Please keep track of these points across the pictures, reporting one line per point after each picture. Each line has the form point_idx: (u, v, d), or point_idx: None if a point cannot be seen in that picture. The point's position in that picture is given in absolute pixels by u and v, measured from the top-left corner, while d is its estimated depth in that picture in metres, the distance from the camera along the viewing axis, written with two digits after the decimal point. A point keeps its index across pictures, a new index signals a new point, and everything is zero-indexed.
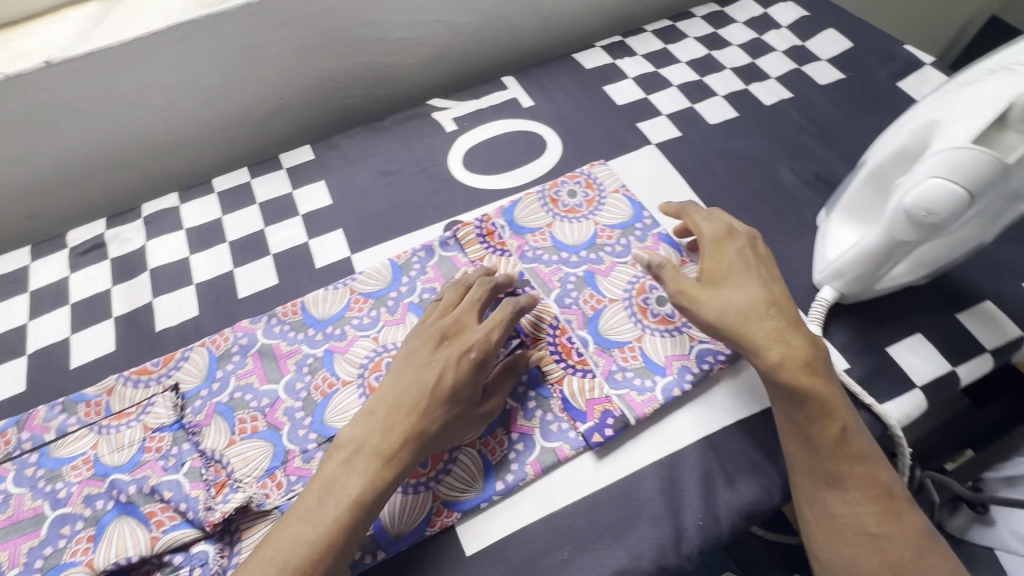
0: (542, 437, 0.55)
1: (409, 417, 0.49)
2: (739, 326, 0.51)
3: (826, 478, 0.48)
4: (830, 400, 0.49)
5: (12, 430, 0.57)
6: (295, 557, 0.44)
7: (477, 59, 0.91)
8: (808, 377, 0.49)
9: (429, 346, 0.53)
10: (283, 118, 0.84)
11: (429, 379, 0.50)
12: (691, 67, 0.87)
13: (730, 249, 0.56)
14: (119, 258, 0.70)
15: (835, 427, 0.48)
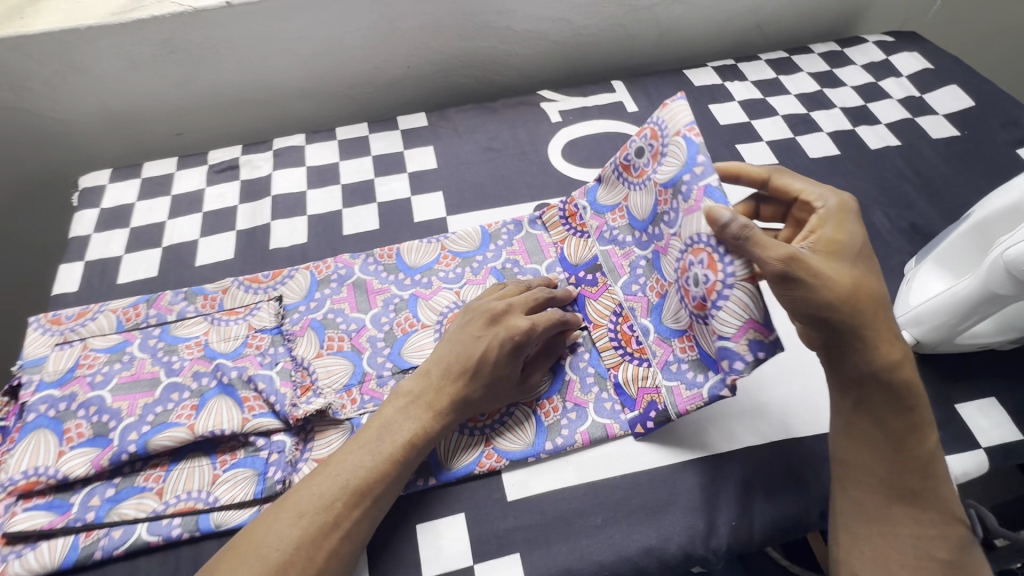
0: (594, 412, 0.58)
1: (455, 381, 0.53)
2: (869, 310, 0.47)
3: (907, 494, 0.47)
4: (929, 417, 0.49)
5: (143, 305, 0.66)
6: (356, 479, 0.49)
7: (591, 60, 0.95)
8: (916, 387, 0.48)
9: (481, 321, 0.56)
10: (405, 85, 0.91)
11: (473, 353, 0.54)
12: (801, 100, 0.87)
13: (854, 228, 0.51)
14: (248, 181, 0.80)
15: (928, 443, 0.48)
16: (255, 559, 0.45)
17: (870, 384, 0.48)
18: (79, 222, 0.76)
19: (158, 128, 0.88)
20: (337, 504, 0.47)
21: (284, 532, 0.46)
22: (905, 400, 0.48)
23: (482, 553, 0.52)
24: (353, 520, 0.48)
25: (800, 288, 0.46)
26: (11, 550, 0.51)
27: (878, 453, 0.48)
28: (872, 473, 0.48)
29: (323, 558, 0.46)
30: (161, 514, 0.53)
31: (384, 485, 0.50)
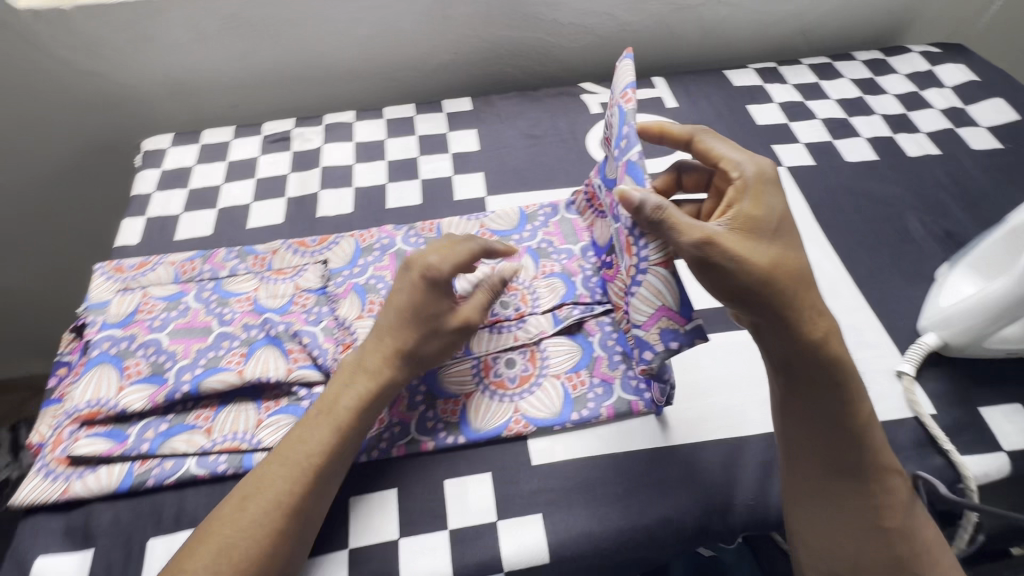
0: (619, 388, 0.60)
1: (393, 334, 0.55)
2: (792, 287, 0.47)
3: (840, 471, 0.50)
4: (858, 388, 0.50)
5: (198, 261, 0.70)
6: (320, 437, 0.52)
7: (633, 57, 0.97)
8: (840, 359, 0.49)
9: (410, 275, 0.56)
10: (451, 71, 0.95)
11: (410, 305, 0.55)
12: (841, 105, 0.88)
13: (772, 196, 0.51)
14: (299, 152, 0.84)
15: (863, 415, 0.50)
16: (245, 521, 0.48)
17: (795, 365, 0.50)
18: (142, 181, 0.81)
19: (217, 100, 0.93)
20: (307, 459, 0.51)
21: (268, 492, 0.49)
22: (837, 376, 0.49)
23: (506, 511, 0.55)
24: (328, 473, 0.51)
25: (717, 269, 0.47)
26: (74, 471, 0.56)
27: (814, 433, 0.51)
28: (812, 454, 0.51)
29: (308, 509, 0.50)
30: (208, 450, 0.57)
31: (349, 439, 0.53)
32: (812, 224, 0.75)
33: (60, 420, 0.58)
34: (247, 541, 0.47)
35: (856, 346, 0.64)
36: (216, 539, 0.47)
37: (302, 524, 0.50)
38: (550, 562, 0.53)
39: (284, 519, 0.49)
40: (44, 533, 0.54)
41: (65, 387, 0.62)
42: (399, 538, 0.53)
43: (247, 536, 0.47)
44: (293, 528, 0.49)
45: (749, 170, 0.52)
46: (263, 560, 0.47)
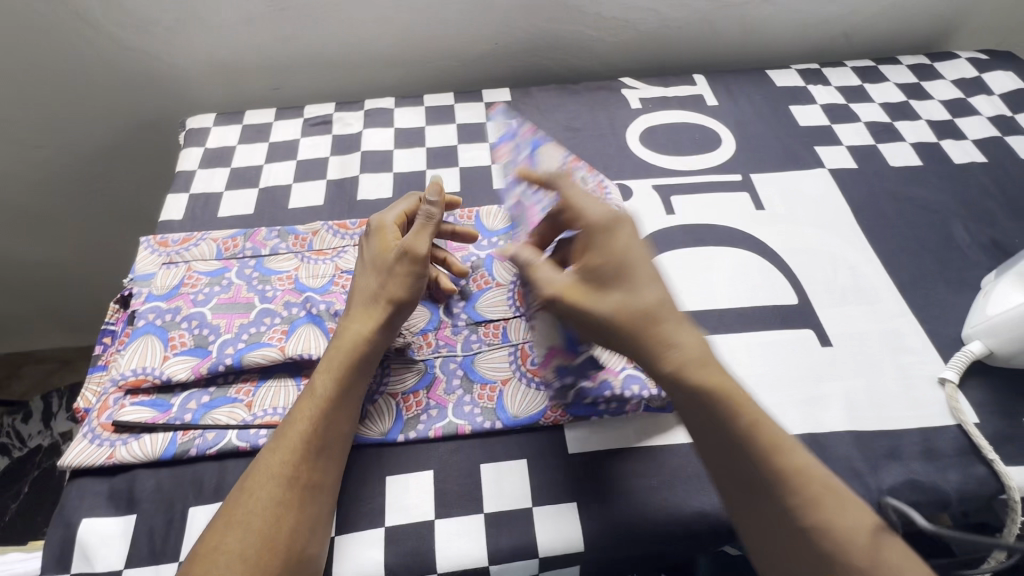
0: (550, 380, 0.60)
1: (349, 307, 0.57)
2: (639, 326, 0.50)
3: (754, 485, 0.47)
4: (733, 391, 0.49)
5: (240, 238, 0.71)
6: (295, 423, 0.52)
7: (672, 54, 0.97)
8: (706, 374, 0.49)
9: (360, 253, 0.61)
10: (490, 61, 0.95)
11: (365, 277, 0.59)
12: (885, 109, 0.87)
13: (614, 240, 0.52)
14: (339, 136, 0.84)
15: (741, 421, 0.48)
16: (245, 499, 0.48)
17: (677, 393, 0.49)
18: (186, 158, 0.82)
19: (258, 83, 0.94)
20: (288, 432, 0.51)
21: (263, 470, 0.49)
22: (703, 394, 0.48)
23: (541, 498, 0.55)
24: (317, 443, 0.51)
25: (569, 319, 0.51)
26: (119, 437, 0.57)
27: (714, 457, 0.48)
28: (724, 478, 0.48)
29: (306, 482, 0.50)
30: (249, 424, 0.57)
31: (333, 408, 0.53)
32: (854, 227, 0.74)
33: (106, 386, 0.60)
34: (251, 518, 0.47)
35: (898, 351, 0.63)
36: (222, 522, 0.47)
37: (304, 496, 0.49)
38: (585, 550, 0.53)
39: (283, 493, 0.48)
40: (90, 495, 0.55)
41: (111, 355, 0.64)
42: (435, 519, 0.54)
43: (252, 514, 0.47)
44: (295, 500, 0.48)
45: (593, 218, 0.53)
46: (269, 535, 0.46)
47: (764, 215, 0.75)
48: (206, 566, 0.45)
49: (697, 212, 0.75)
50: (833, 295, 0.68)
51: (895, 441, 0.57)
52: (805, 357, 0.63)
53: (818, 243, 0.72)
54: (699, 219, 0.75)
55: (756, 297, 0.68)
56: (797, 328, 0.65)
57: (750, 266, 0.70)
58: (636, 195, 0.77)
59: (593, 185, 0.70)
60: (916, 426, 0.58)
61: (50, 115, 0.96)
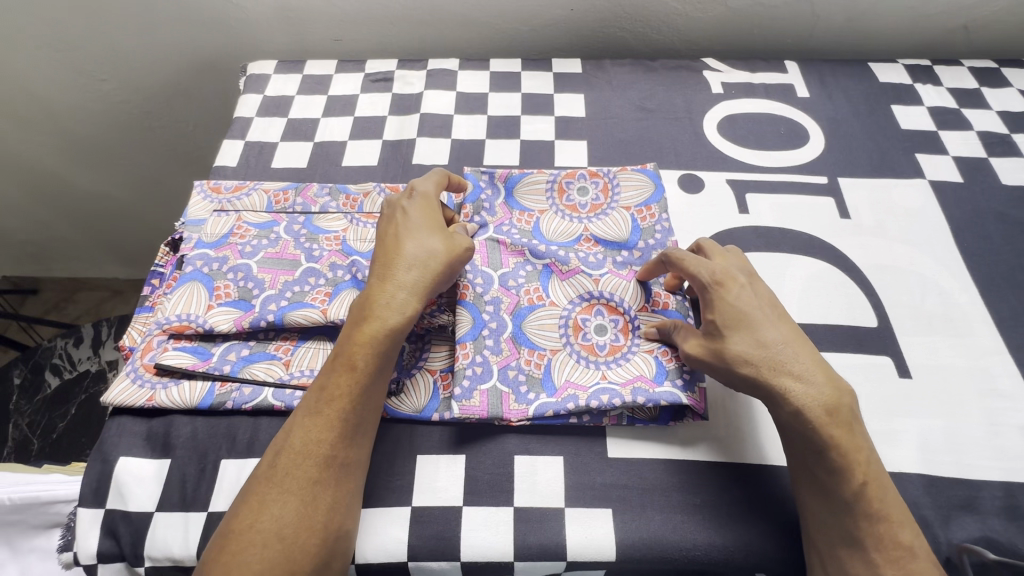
0: (499, 374, 0.55)
1: (387, 272, 0.53)
2: (768, 374, 0.49)
3: (852, 539, 0.46)
4: (857, 447, 0.48)
5: (292, 193, 0.69)
6: (332, 399, 0.49)
7: (763, 35, 0.88)
8: (834, 426, 0.48)
9: (399, 215, 0.57)
10: (562, 29, 0.89)
11: (410, 242, 0.55)
12: (1003, 118, 0.77)
13: (735, 295, 0.52)
14: (399, 95, 0.81)
15: (854, 481, 0.47)
16: (279, 478, 0.47)
17: (794, 432, 0.49)
18: (244, 104, 0.81)
19: (321, 32, 0.91)
20: (326, 408, 0.49)
21: (299, 447, 0.48)
22: (822, 441, 0.48)
23: (575, 499, 0.52)
24: (354, 421, 0.50)
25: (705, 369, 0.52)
26: (159, 381, 0.57)
27: (813, 496, 0.48)
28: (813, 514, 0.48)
29: (342, 461, 0.48)
30: (286, 383, 0.56)
31: (370, 383, 0.51)
32: (951, 249, 0.66)
33: (151, 328, 0.60)
34: (287, 496, 0.46)
35: (987, 393, 0.57)
36: (256, 498, 0.47)
37: (340, 475, 0.48)
38: (616, 562, 0.50)
39: (319, 472, 0.47)
40: (128, 434, 0.56)
41: (157, 297, 0.64)
42: (463, 505, 0.52)
43: (286, 493, 0.46)
44: (330, 480, 0.48)
45: (706, 276, 0.53)
46: (307, 515, 0.46)
47: (849, 225, 0.68)
48: (246, 542, 0.45)
49: (775, 214, 0.69)
50: (919, 323, 0.61)
51: (973, 491, 0.52)
52: (879, 388, 0.57)
53: (908, 263, 0.65)
54: (776, 222, 0.68)
55: (831, 314, 0.62)
56: (874, 354, 0.59)
57: (827, 279, 0.64)
58: (707, 188, 0.71)
59: (591, 194, 0.66)
60: (999, 478, 0.52)
61: (117, 49, 0.95)
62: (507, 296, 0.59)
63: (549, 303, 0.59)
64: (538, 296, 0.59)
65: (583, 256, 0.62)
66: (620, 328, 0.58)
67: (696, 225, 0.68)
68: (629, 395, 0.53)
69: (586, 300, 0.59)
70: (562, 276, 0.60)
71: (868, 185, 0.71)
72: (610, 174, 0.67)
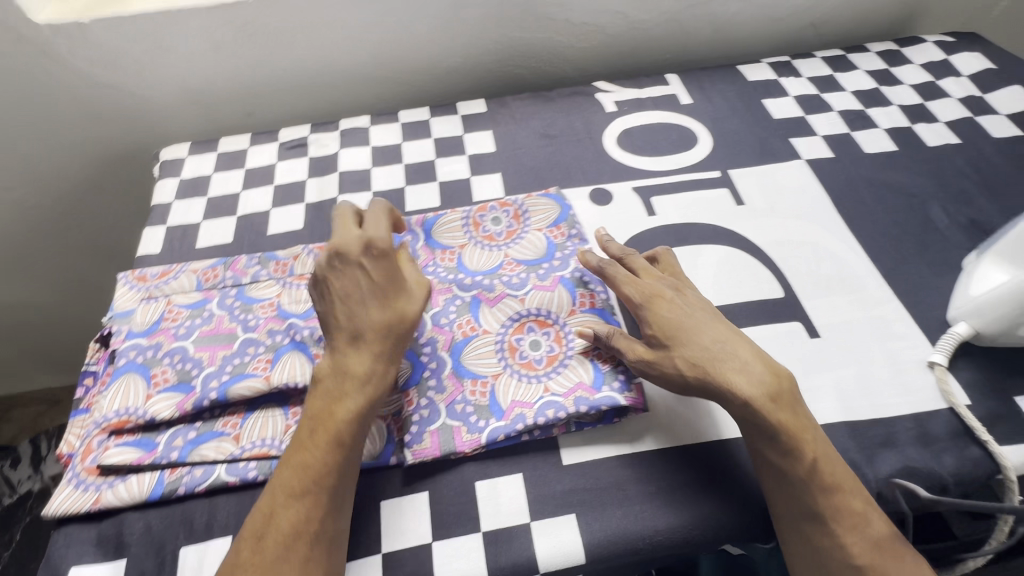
0: (447, 412, 0.58)
1: (360, 343, 0.55)
2: (715, 372, 0.53)
3: (814, 514, 0.50)
4: (802, 427, 0.52)
5: (220, 268, 0.70)
6: (315, 474, 0.50)
7: (645, 56, 0.98)
8: (780, 410, 0.52)
9: (360, 275, 0.57)
10: (464, 75, 0.95)
11: (379, 309, 0.56)
12: (857, 97, 0.87)
13: (665, 307, 0.58)
14: (316, 158, 0.84)
15: (806, 459, 0.51)
16: (270, 563, 0.47)
17: (746, 423, 0.53)
18: (162, 190, 0.81)
19: (232, 109, 0.94)
20: (313, 485, 0.50)
21: (287, 530, 0.48)
22: (773, 427, 0.51)
23: (538, 512, 0.54)
24: (340, 492, 0.51)
25: (658, 377, 0.55)
26: (104, 481, 0.56)
27: (770, 478, 0.52)
28: (773, 494, 0.52)
29: (331, 534, 0.49)
30: (238, 457, 0.56)
31: (354, 453, 0.52)
32: (834, 217, 0.74)
33: (89, 430, 0.58)
34: None
35: (885, 337, 0.63)
36: None
37: (331, 548, 0.49)
38: (587, 563, 0.52)
39: (310, 551, 0.48)
40: (77, 543, 0.54)
41: (93, 397, 0.62)
42: (432, 541, 0.53)
43: None
44: (321, 556, 0.48)
45: (638, 297, 0.59)
46: None
47: (745, 210, 0.75)
48: None
49: (679, 211, 0.75)
50: (818, 286, 0.68)
51: (889, 428, 0.57)
52: (794, 351, 0.63)
53: (801, 235, 0.73)
54: (681, 218, 0.75)
55: (743, 292, 0.67)
56: (785, 321, 0.65)
57: (734, 262, 0.70)
58: (616, 197, 0.77)
59: (504, 223, 0.71)
60: (908, 412, 0.58)
61: (24, 157, 0.94)
62: (441, 333, 0.63)
63: (482, 332, 0.63)
64: (471, 327, 0.63)
65: (507, 279, 0.66)
66: (553, 339, 0.62)
67: (609, 233, 0.73)
68: (572, 404, 0.57)
69: (516, 320, 0.63)
70: (490, 303, 0.64)
71: (754, 173, 0.79)
72: (520, 202, 0.73)
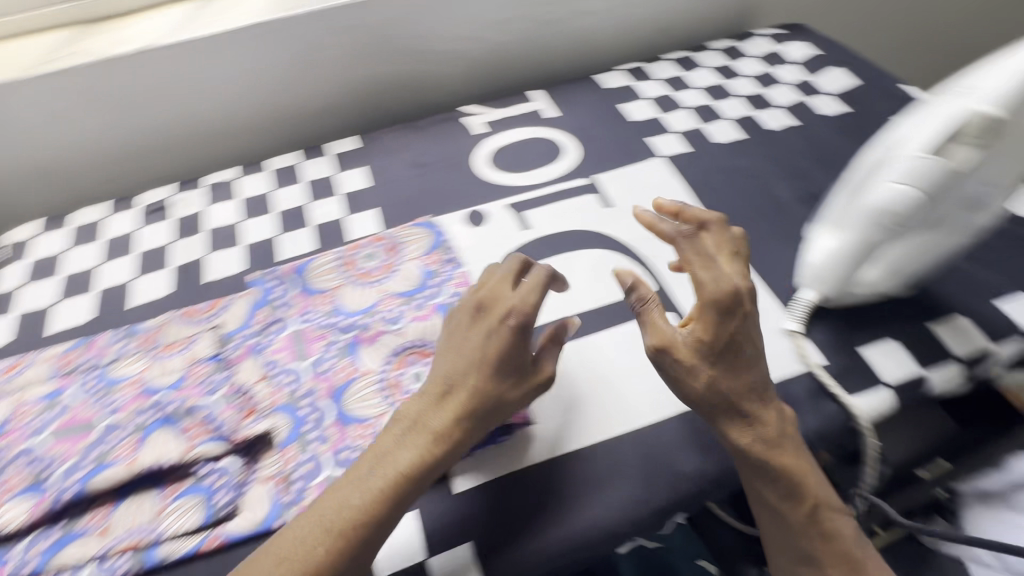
0: (332, 463, 0.56)
1: (443, 395, 0.50)
2: (750, 395, 0.51)
3: (809, 558, 0.52)
4: (806, 473, 0.52)
5: (77, 351, 0.66)
6: (340, 523, 0.45)
7: (511, 76, 1.01)
8: (779, 454, 0.51)
9: (499, 342, 0.50)
10: (334, 115, 0.95)
11: (472, 379, 0.49)
12: (705, 93, 0.94)
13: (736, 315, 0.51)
14: (181, 218, 0.80)
15: (804, 507, 0.52)
16: None
17: (760, 473, 0.52)
18: (10, 275, 0.76)
19: (89, 180, 0.89)
20: (340, 531, 0.45)
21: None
22: (777, 475, 0.51)
23: (434, 546, 0.54)
24: (360, 553, 0.46)
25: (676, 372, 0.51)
26: None
27: (767, 519, 0.54)
28: (771, 533, 0.54)
29: None
30: (105, 555, 0.52)
31: (408, 504, 0.48)
32: (694, 207, 0.79)
33: None
34: None
35: None
36: None
37: None
38: None
39: None
40: None
41: None
42: None
43: None
44: None
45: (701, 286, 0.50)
46: None
47: (612, 212, 0.79)
48: None
49: (552, 222, 0.78)
50: (684, 274, 0.72)
51: None
52: None
53: None
54: (554, 228, 0.77)
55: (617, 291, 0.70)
56: None
57: (606, 263, 0.73)
58: (491, 217, 0.78)
59: (378, 258, 0.72)
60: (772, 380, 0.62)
61: None
62: (321, 382, 0.62)
63: (362, 373, 0.62)
64: (351, 370, 0.62)
65: (384, 315, 0.66)
66: None
67: (486, 253, 0.74)
68: None
69: (397, 355, 0.63)
70: (369, 342, 0.64)
71: (619, 175, 0.83)
72: (393, 235, 0.74)
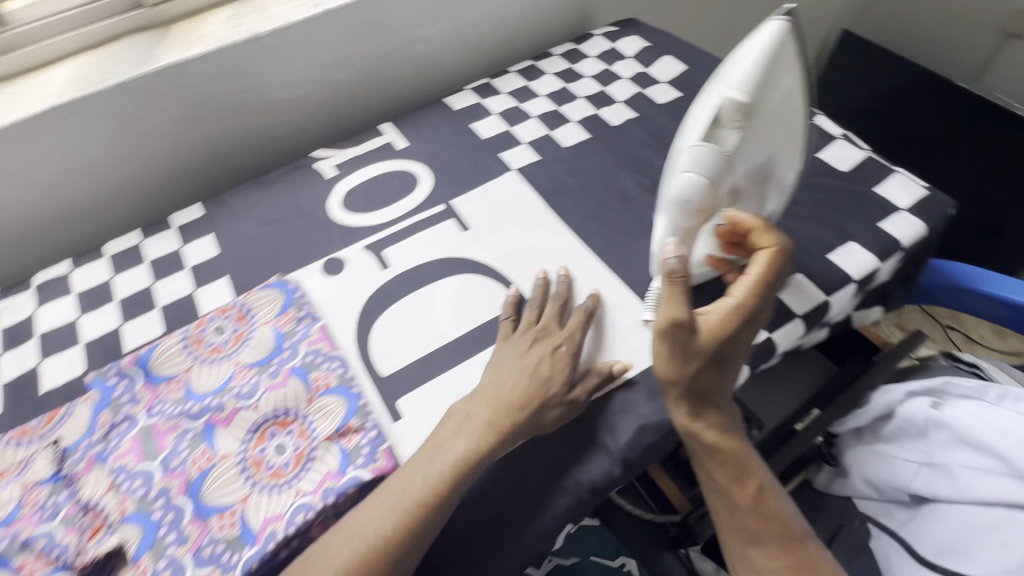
0: (194, 563, 0.52)
1: (510, 399, 0.57)
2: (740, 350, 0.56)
3: (752, 536, 0.55)
4: (748, 456, 0.57)
5: None
6: (403, 505, 0.51)
7: (361, 112, 1.00)
8: (730, 436, 0.57)
9: (546, 357, 0.60)
10: (178, 184, 0.91)
11: (544, 386, 0.58)
12: (550, 99, 0.96)
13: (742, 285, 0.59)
14: (10, 327, 0.74)
15: (750, 488, 0.56)
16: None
17: (714, 455, 0.56)
18: None
19: None
20: (406, 506, 0.51)
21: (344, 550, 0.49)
22: (726, 454, 0.56)
23: None
24: (418, 534, 0.51)
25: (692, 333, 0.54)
26: None
27: (716, 503, 0.57)
28: (723, 519, 0.56)
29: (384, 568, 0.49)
30: None
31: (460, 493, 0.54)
32: (548, 214, 0.80)
33: None
34: None
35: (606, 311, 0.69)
36: None
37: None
38: None
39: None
40: None
41: None
42: None
43: None
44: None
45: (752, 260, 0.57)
46: None
47: (470, 234, 0.79)
48: None
49: (410, 256, 0.77)
50: None
51: (621, 395, 0.62)
52: None
53: (523, 241, 0.77)
54: (414, 261, 0.76)
55: (480, 315, 0.70)
56: None
57: (468, 288, 0.73)
58: (348, 262, 0.76)
59: (228, 329, 0.69)
60: (634, 373, 0.63)
61: None
62: (175, 478, 0.57)
63: (220, 458, 0.58)
64: (207, 458, 0.58)
65: (238, 390, 0.63)
66: (297, 435, 0.60)
67: (345, 302, 0.72)
68: (321, 499, 0.54)
69: (256, 431, 0.60)
70: (225, 424, 0.60)
71: (473, 196, 0.83)
72: (241, 302, 0.71)
